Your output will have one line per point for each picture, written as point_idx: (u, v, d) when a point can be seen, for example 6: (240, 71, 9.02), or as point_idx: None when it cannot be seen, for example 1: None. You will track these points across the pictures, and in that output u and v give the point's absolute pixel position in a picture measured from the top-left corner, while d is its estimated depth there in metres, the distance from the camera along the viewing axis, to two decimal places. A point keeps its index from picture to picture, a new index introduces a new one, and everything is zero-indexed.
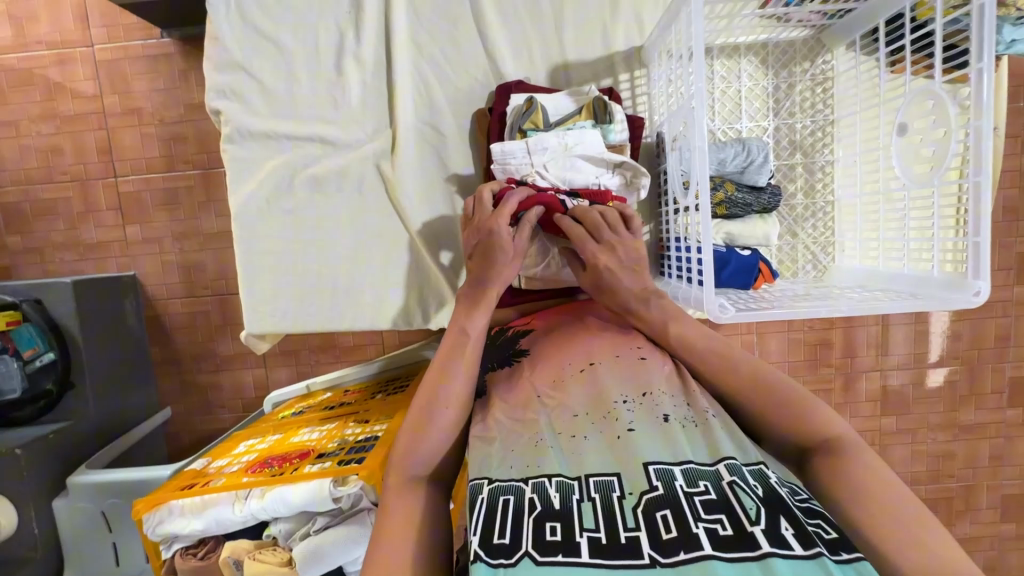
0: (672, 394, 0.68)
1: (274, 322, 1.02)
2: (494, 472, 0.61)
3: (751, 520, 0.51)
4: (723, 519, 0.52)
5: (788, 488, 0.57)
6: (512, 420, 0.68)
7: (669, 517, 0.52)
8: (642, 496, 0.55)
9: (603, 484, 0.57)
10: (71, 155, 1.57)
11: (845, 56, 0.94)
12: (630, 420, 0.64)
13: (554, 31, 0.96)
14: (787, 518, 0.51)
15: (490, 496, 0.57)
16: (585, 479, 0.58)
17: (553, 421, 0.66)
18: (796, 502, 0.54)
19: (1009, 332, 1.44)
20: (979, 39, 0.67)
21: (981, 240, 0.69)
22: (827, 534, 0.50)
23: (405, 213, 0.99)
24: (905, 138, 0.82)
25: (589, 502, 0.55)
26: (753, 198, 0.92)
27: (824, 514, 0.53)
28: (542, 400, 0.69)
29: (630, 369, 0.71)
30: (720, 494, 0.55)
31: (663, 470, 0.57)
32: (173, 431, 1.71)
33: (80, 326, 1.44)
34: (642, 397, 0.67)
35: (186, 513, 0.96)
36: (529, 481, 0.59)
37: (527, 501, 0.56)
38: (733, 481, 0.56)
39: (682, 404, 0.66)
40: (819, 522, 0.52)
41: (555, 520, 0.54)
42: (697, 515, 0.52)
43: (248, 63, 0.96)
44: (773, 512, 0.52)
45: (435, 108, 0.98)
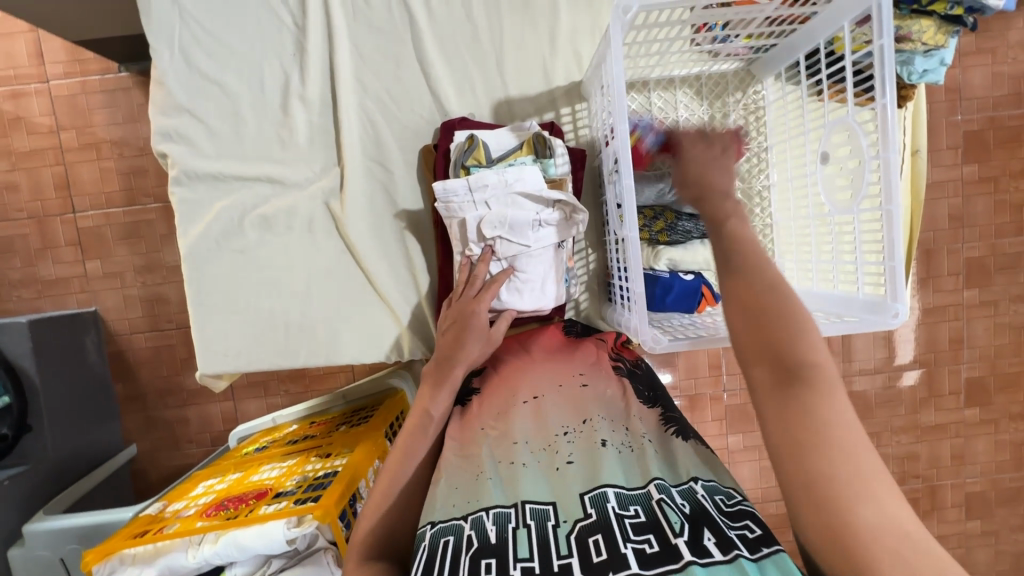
0: (612, 419, 0.73)
1: (227, 363, 1.01)
2: (437, 515, 0.62)
3: (675, 533, 0.54)
4: (651, 538, 0.54)
5: (722, 493, 0.60)
6: (460, 457, 0.70)
7: (600, 540, 0.55)
8: (575, 523, 0.58)
9: (539, 513, 0.60)
10: (27, 192, 1.55)
11: (774, 87, 0.99)
12: (569, 452, 0.68)
13: (497, 67, 0.99)
14: (711, 529, 0.54)
15: (431, 540, 0.59)
16: (521, 506, 0.60)
17: (494, 452, 0.70)
18: (723, 509, 0.58)
19: (960, 334, 1.49)
20: (882, 78, 0.71)
21: (897, 264, 0.73)
22: (750, 535, 0.54)
23: (356, 250, 1.00)
24: (828, 167, 0.85)
25: (524, 530, 0.58)
26: (693, 225, 0.96)
27: (755, 513, 0.57)
28: (486, 432, 0.74)
29: (570, 395, 0.77)
30: (649, 515, 0.57)
31: (596, 496, 0.60)
32: (140, 469, 1.68)
33: (36, 365, 1.40)
34: (582, 425, 0.71)
35: (137, 561, 0.94)
36: (468, 518, 0.61)
37: (466, 539, 0.58)
38: (662, 499, 0.59)
39: (619, 428, 0.71)
40: (743, 525, 0.55)
41: (492, 557, 0.55)
42: (626, 537, 0.55)
43: (194, 106, 0.97)
44: (697, 525, 0.55)
45: (382, 145, 1.00)
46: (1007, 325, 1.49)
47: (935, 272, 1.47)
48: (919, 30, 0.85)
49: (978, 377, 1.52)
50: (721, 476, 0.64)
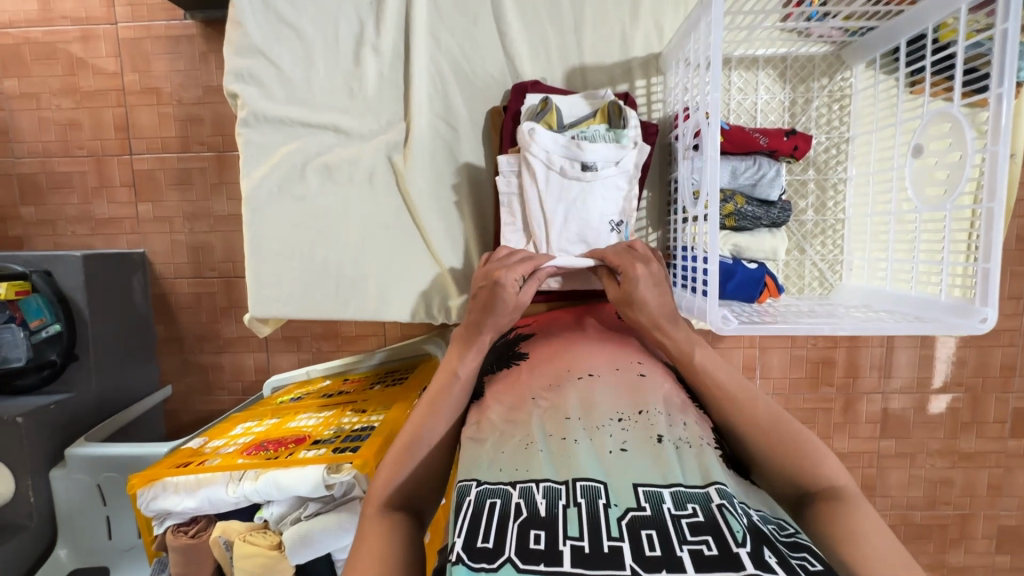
0: (670, 412, 0.67)
1: (277, 307, 1.02)
2: (482, 474, 0.61)
3: (737, 542, 0.51)
4: (709, 540, 0.52)
5: (775, 524, 0.57)
6: (506, 420, 0.68)
7: (653, 536, 0.53)
8: (628, 510, 0.56)
9: (590, 491, 0.57)
10: (89, 130, 1.59)
11: (864, 74, 0.94)
12: (622, 440, 0.64)
13: (574, 33, 0.96)
14: (771, 548, 0.51)
15: (477, 497, 0.58)
16: (572, 484, 0.58)
17: (544, 424, 0.67)
18: (781, 538, 0.55)
19: (1015, 361, 1.43)
20: (1001, 64, 0.67)
21: (991, 266, 0.69)
22: (812, 567, 0.50)
23: (414, 205, 1.00)
24: (919, 161, 0.81)
25: (575, 509, 0.56)
26: (762, 212, 0.92)
27: (810, 548, 0.53)
28: (537, 401, 0.70)
29: (628, 383, 0.72)
30: (708, 516, 0.54)
31: (652, 491, 0.58)
32: (172, 410, 1.73)
33: (86, 298, 1.45)
34: (638, 415, 0.67)
35: (180, 489, 0.97)
36: (516, 485, 0.59)
37: (513, 506, 0.56)
38: (722, 504, 0.55)
39: (677, 424, 0.66)
40: (803, 556, 0.52)
41: (541, 528, 0.54)
42: (682, 538, 0.52)
43: (268, 48, 0.96)
44: (759, 540, 0.52)
45: (450, 104, 0.98)
46: None
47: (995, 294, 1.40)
48: None
49: None
50: (775, 511, 0.60)
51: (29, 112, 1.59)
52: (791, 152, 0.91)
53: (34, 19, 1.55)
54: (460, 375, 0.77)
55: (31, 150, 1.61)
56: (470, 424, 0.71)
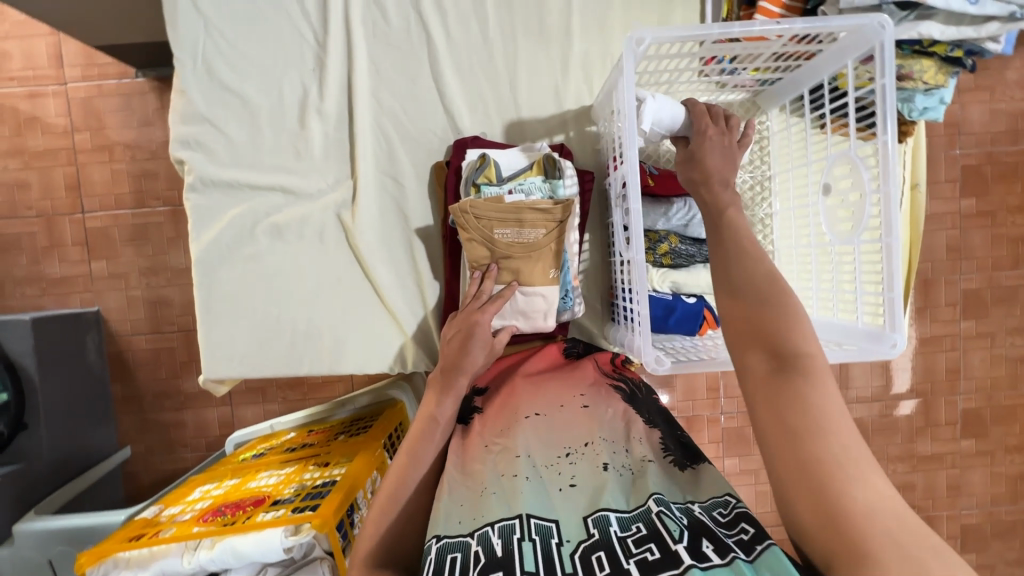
0: (614, 440, 0.72)
1: (230, 368, 1.02)
2: (442, 528, 0.62)
3: (674, 539, 0.54)
4: (652, 546, 0.54)
5: (717, 503, 0.60)
6: (461, 472, 0.70)
7: (603, 557, 0.55)
8: (579, 543, 0.57)
9: (542, 529, 0.59)
10: (38, 190, 1.57)
11: (778, 118, 1.02)
12: (571, 474, 0.67)
13: (509, 89, 1.02)
14: (710, 538, 0.54)
15: (436, 554, 0.58)
16: (525, 518, 0.60)
17: (496, 466, 0.69)
18: (721, 522, 0.57)
19: (958, 365, 1.51)
20: (884, 112, 0.74)
21: (895, 296, 0.75)
22: (746, 535, 0.54)
23: (364, 258, 1.02)
24: (831, 199, 0.87)
25: (530, 543, 0.57)
26: (695, 250, 0.98)
27: (752, 514, 0.57)
28: (489, 448, 0.73)
29: (573, 417, 0.76)
30: (651, 527, 0.57)
31: (600, 516, 0.60)
32: (133, 471, 1.67)
33: (37, 364, 1.39)
34: (585, 447, 0.71)
35: (131, 566, 0.93)
36: (474, 533, 0.60)
37: (472, 554, 0.57)
38: (661, 511, 0.58)
39: (621, 451, 0.70)
40: (739, 529, 0.55)
41: (499, 570, 0.54)
42: (628, 551, 0.55)
43: (213, 115, 0.99)
44: (696, 534, 0.55)
45: (394, 161, 1.02)
46: (1004, 357, 1.51)
47: (933, 302, 1.49)
48: (920, 70, 0.87)
49: (974, 408, 1.53)
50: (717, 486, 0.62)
51: None
52: None
53: None
54: (438, 418, 0.76)
55: None
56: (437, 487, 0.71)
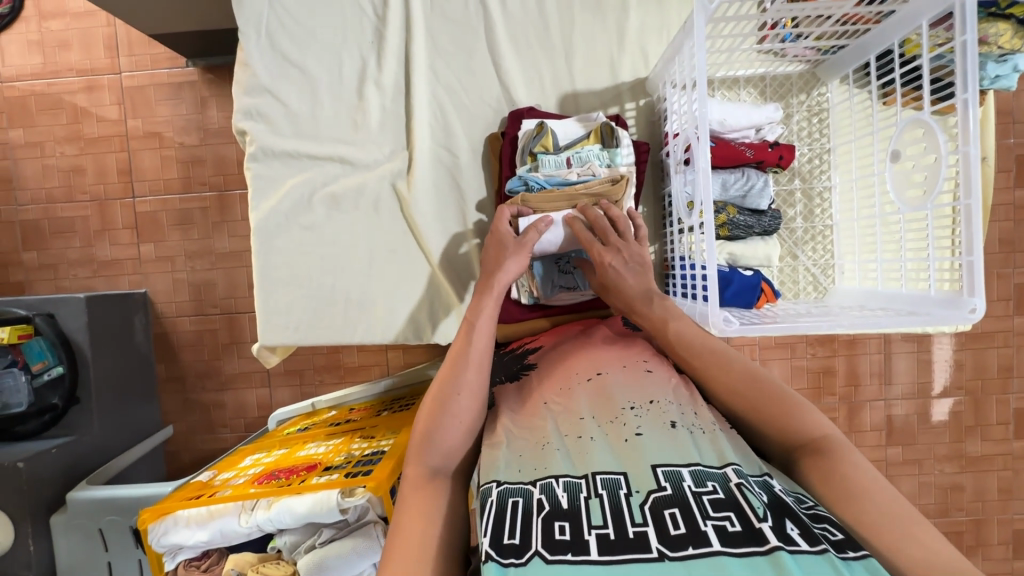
0: (680, 402, 0.68)
1: (287, 335, 1.04)
2: (501, 474, 0.61)
3: (758, 517, 0.51)
4: (732, 517, 0.52)
5: (794, 497, 0.57)
6: (518, 426, 0.69)
7: (677, 515, 0.53)
8: (649, 494, 0.56)
9: (610, 483, 0.58)
10: (92, 176, 1.63)
11: (839, 89, 1.00)
12: (637, 424, 0.65)
13: (564, 63, 1.02)
14: (793, 520, 0.51)
15: (498, 497, 0.57)
16: (592, 477, 0.58)
17: (558, 425, 0.68)
18: (802, 509, 0.54)
19: (1011, 362, 1.45)
20: (963, 71, 0.71)
21: (975, 259, 0.72)
22: (834, 536, 0.51)
23: (418, 226, 1.03)
24: (898, 164, 0.85)
25: (597, 499, 0.56)
26: (754, 221, 0.95)
27: (832, 518, 0.53)
28: (549, 406, 0.71)
29: (637, 377, 0.72)
30: (728, 494, 0.55)
31: (670, 470, 0.58)
32: (174, 449, 1.71)
33: (90, 341, 1.45)
34: (649, 404, 0.68)
35: (192, 523, 0.95)
36: (536, 483, 0.59)
37: (535, 502, 0.57)
38: (741, 482, 0.55)
39: (689, 412, 0.67)
40: (825, 526, 0.52)
41: (565, 520, 0.54)
42: (705, 513, 0.52)
43: (275, 86, 1.01)
44: (780, 514, 0.52)
45: (450, 133, 1.03)
46: None
47: (985, 297, 1.44)
48: (996, 33, 0.84)
49: None
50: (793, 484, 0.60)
51: (33, 160, 1.63)
52: (777, 161, 0.96)
53: (40, 72, 1.61)
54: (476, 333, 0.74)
55: (35, 197, 1.64)
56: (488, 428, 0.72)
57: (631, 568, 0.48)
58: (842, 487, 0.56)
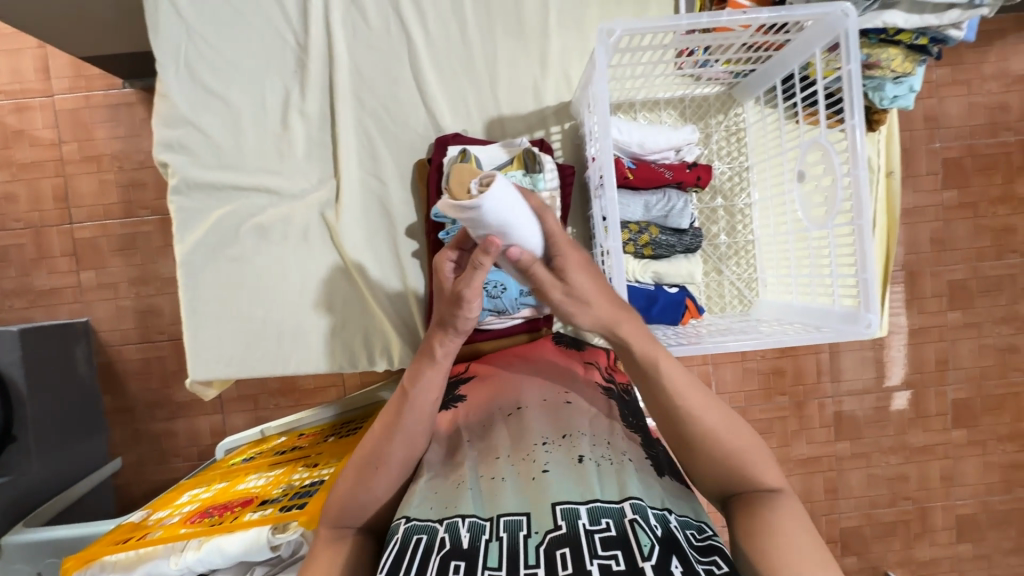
0: (594, 433, 0.71)
1: (217, 369, 1.02)
2: (413, 510, 0.62)
3: (643, 555, 0.53)
4: (618, 555, 0.54)
5: (693, 527, 0.60)
6: (439, 467, 0.70)
7: (567, 554, 0.54)
8: (545, 534, 0.57)
9: (512, 524, 0.59)
10: (26, 203, 1.56)
11: (754, 109, 1.03)
12: (546, 461, 0.66)
13: (490, 88, 1.03)
14: (680, 558, 0.54)
15: (404, 533, 0.59)
16: (496, 519, 0.60)
17: (476, 464, 0.68)
18: (694, 542, 0.58)
19: (945, 355, 1.52)
20: (850, 99, 0.76)
21: (868, 276, 0.76)
22: (718, 570, 0.53)
23: (347, 253, 1.02)
24: (804, 185, 0.89)
25: (496, 542, 0.57)
26: (676, 240, 0.98)
27: (724, 549, 0.57)
28: (470, 444, 0.72)
29: (556, 411, 0.74)
30: (620, 531, 0.56)
31: (569, 508, 0.59)
32: (124, 482, 1.64)
33: (26, 376, 1.39)
34: (562, 439, 0.69)
35: (117, 569, 0.92)
36: (443, 520, 0.61)
37: (439, 540, 0.58)
38: (635, 519, 0.57)
39: (600, 443, 0.69)
40: (712, 560, 0.55)
41: (461, 560, 0.56)
42: (593, 553, 0.54)
43: (195, 118, 1.00)
44: (666, 551, 0.54)
45: (377, 160, 1.03)
46: (992, 346, 1.52)
47: (919, 294, 1.50)
48: (888, 58, 0.88)
49: (965, 398, 1.54)
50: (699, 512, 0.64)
51: None
52: (696, 182, 0.99)
53: None
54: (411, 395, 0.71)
55: None
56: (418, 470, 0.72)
57: None
58: (769, 535, 0.61)
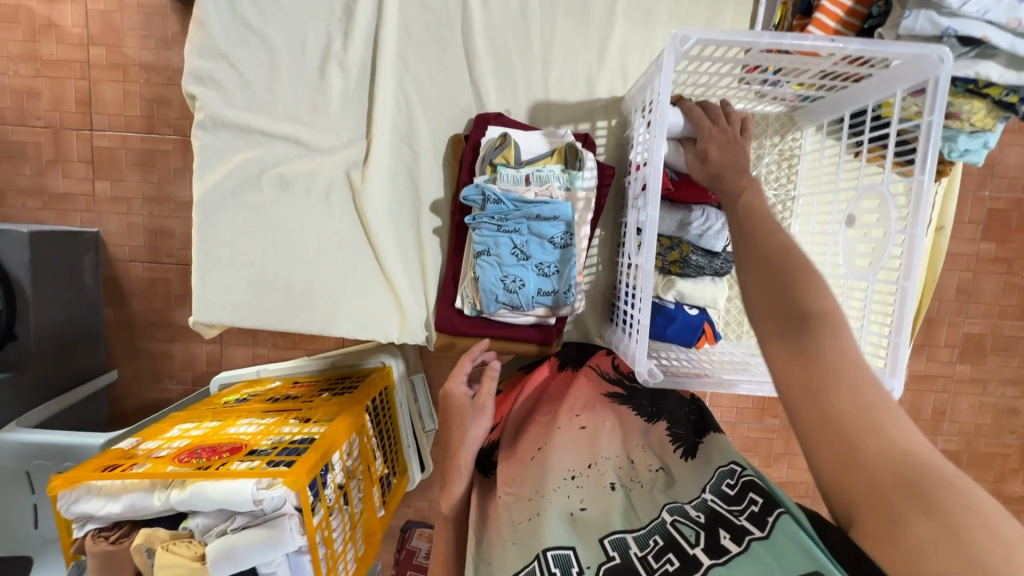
0: (616, 454, 0.73)
1: (220, 315, 0.99)
2: None
3: (692, 544, 0.56)
4: (671, 557, 0.56)
5: (726, 478, 0.64)
6: (479, 530, 0.68)
7: None
8: (600, 566, 0.58)
9: (562, 560, 0.58)
10: (47, 101, 1.50)
11: (813, 138, 0.98)
12: (580, 497, 0.66)
13: (541, 70, 0.98)
14: (725, 528, 0.57)
15: None
16: (544, 555, 0.59)
17: (510, 511, 0.67)
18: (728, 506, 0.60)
19: (945, 407, 1.48)
20: (925, 152, 0.71)
21: (901, 341, 0.73)
22: (758, 507, 0.58)
23: (368, 219, 0.99)
24: (852, 230, 0.85)
25: None
26: (706, 262, 0.94)
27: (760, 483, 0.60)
28: (502, 496, 0.69)
29: (575, 439, 0.75)
30: (666, 538, 0.59)
31: (617, 539, 0.60)
32: (118, 395, 1.65)
33: (32, 277, 1.36)
34: (589, 469, 0.70)
35: (104, 494, 0.94)
36: None
37: None
38: (675, 519, 0.60)
39: (623, 465, 0.71)
40: (751, 500, 0.58)
41: None
42: (650, 570, 0.56)
43: (230, 51, 0.94)
44: (712, 529, 0.57)
45: (412, 127, 0.99)
46: (992, 405, 1.49)
47: (933, 342, 1.45)
48: (970, 110, 0.83)
49: (953, 450, 1.52)
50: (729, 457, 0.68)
51: None
52: None
53: None
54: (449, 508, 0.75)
55: None
56: (479, 533, 0.68)
57: None
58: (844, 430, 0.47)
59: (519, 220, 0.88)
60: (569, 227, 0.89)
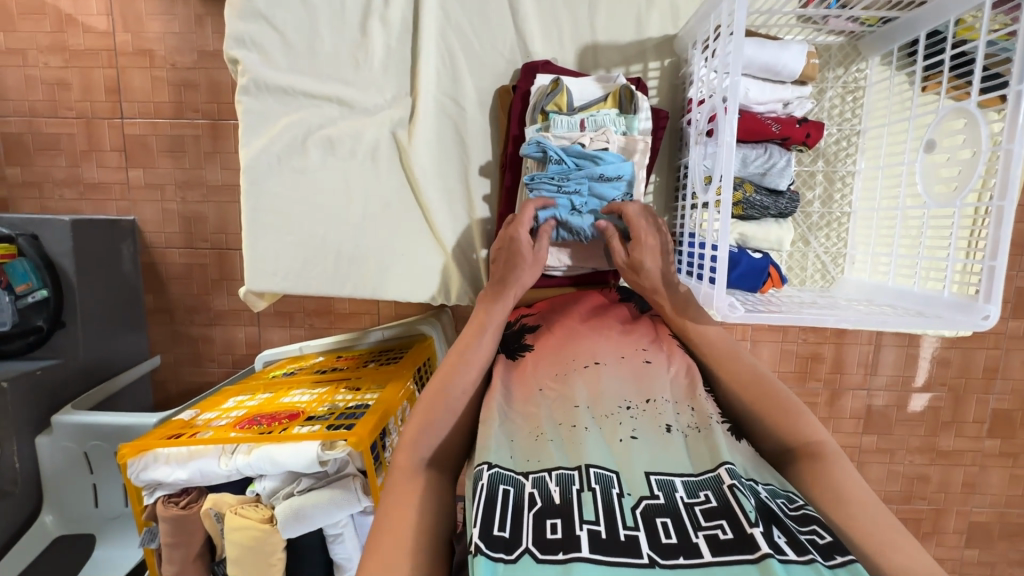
0: (676, 401, 0.69)
1: (272, 282, 0.99)
2: (494, 458, 0.61)
3: (750, 522, 0.52)
4: (723, 525, 0.53)
5: (783, 497, 0.58)
6: (513, 412, 0.69)
7: (669, 524, 0.54)
8: (640, 498, 0.56)
9: (604, 479, 0.58)
10: (78, 92, 1.44)
11: (879, 68, 0.92)
12: (633, 425, 0.65)
13: (588, 13, 0.94)
14: (781, 528, 0.53)
15: (490, 482, 0.57)
16: (585, 469, 0.58)
17: (554, 414, 0.67)
18: (790, 512, 0.56)
19: (998, 365, 1.39)
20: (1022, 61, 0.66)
21: (998, 264, 0.69)
22: (822, 539, 0.52)
23: (417, 180, 0.97)
24: (930, 156, 0.81)
25: (590, 493, 0.56)
26: (770, 202, 0.91)
27: (818, 519, 0.55)
28: (544, 393, 0.71)
29: (633, 371, 0.72)
30: (720, 500, 0.55)
31: (664, 479, 0.59)
32: (161, 380, 1.61)
33: (75, 263, 1.35)
34: (646, 403, 0.67)
35: (171, 461, 0.95)
36: (528, 475, 0.59)
37: (527, 496, 0.57)
38: (733, 485, 0.56)
39: (684, 412, 0.67)
40: (813, 528, 0.53)
41: (556, 517, 0.54)
42: (697, 524, 0.53)
43: (271, 13, 0.92)
44: (767, 520, 0.53)
45: (458, 83, 0.96)
46: None
47: None
48: None
49: (1006, 409, 1.41)
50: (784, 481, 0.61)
51: (14, 69, 1.44)
52: (804, 139, 0.90)
53: None
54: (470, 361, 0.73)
55: (17, 109, 1.46)
56: (508, 406, 0.69)
57: (619, 571, 0.49)
58: (828, 488, 0.59)
59: (580, 180, 0.85)
60: (629, 188, 0.87)
